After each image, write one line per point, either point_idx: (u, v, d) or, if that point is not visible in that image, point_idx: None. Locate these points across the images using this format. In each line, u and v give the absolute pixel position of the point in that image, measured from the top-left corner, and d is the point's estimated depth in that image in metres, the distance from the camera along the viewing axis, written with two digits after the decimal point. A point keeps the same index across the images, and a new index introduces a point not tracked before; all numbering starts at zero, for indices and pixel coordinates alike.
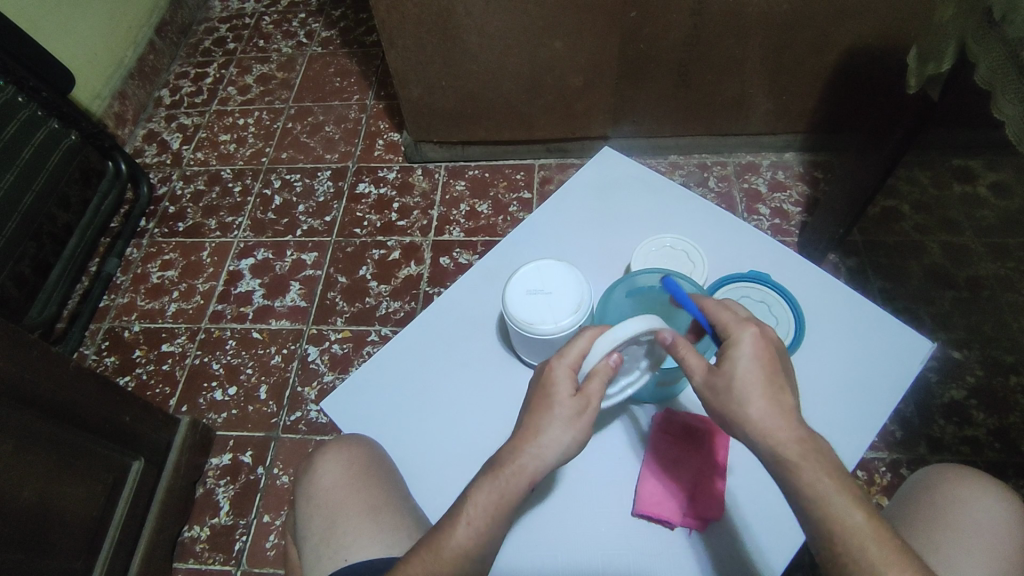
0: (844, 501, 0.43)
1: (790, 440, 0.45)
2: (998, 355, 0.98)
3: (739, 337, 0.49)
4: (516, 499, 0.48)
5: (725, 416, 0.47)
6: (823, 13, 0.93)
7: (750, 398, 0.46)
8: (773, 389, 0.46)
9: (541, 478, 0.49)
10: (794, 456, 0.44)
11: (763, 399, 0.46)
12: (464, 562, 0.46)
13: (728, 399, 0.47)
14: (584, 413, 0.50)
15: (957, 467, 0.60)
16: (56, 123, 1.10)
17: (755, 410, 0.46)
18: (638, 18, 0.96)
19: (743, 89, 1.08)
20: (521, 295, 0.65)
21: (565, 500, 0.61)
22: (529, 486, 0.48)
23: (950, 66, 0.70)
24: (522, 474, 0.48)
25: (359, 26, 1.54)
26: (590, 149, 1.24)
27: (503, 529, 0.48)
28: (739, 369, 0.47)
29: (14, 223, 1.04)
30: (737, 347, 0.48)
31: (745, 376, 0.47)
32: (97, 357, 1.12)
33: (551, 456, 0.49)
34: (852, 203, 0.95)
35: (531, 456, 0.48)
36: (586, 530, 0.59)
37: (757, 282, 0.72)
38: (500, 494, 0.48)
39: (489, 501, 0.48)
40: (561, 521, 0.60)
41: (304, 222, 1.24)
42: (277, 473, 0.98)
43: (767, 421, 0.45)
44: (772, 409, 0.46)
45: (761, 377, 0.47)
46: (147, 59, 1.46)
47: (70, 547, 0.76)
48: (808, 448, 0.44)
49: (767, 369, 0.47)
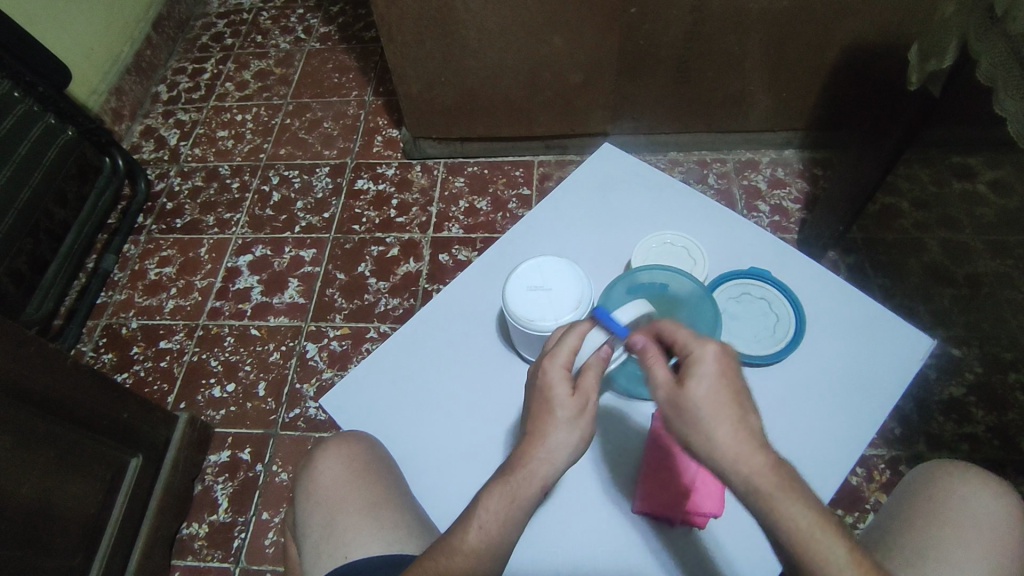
0: (823, 536, 0.41)
1: (758, 470, 0.43)
2: (997, 352, 0.98)
3: (699, 355, 0.47)
4: (529, 502, 0.47)
5: (682, 435, 0.46)
6: (825, 9, 0.93)
7: (709, 417, 0.45)
8: (732, 413, 0.45)
9: (553, 481, 0.49)
10: (767, 492, 0.42)
11: (723, 418, 0.44)
12: (479, 564, 0.46)
13: (695, 421, 0.45)
14: (585, 409, 0.49)
15: (957, 463, 0.59)
16: (53, 117, 1.08)
17: (716, 434, 0.44)
18: (639, 14, 0.95)
19: (743, 85, 1.07)
20: (521, 291, 0.65)
21: (571, 500, 0.61)
22: (541, 491, 0.48)
23: (952, 61, 0.69)
24: (534, 479, 0.47)
25: (358, 21, 1.54)
26: (590, 145, 1.23)
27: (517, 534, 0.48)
28: (699, 387, 0.46)
29: (12, 217, 1.02)
30: (700, 365, 0.47)
31: (703, 397, 0.45)
32: (95, 354, 1.11)
33: (562, 460, 0.48)
34: (852, 200, 0.95)
35: (540, 463, 0.48)
36: (594, 530, 0.60)
37: (757, 279, 0.72)
38: (511, 499, 0.47)
39: (500, 506, 0.47)
40: (569, 522, 0.60)
41: (303, 219, 1.24)
42: (276, 470, 0.97)
43: (730, 443, 0.44)
44: (737, 432, 0.44)
45: (725, 397, 0.45)
46: (143, 55, 1.45)
47: (68, 544, 0.76)
48: (779, 483, 0.42)
49: (727, 388, 0.46)
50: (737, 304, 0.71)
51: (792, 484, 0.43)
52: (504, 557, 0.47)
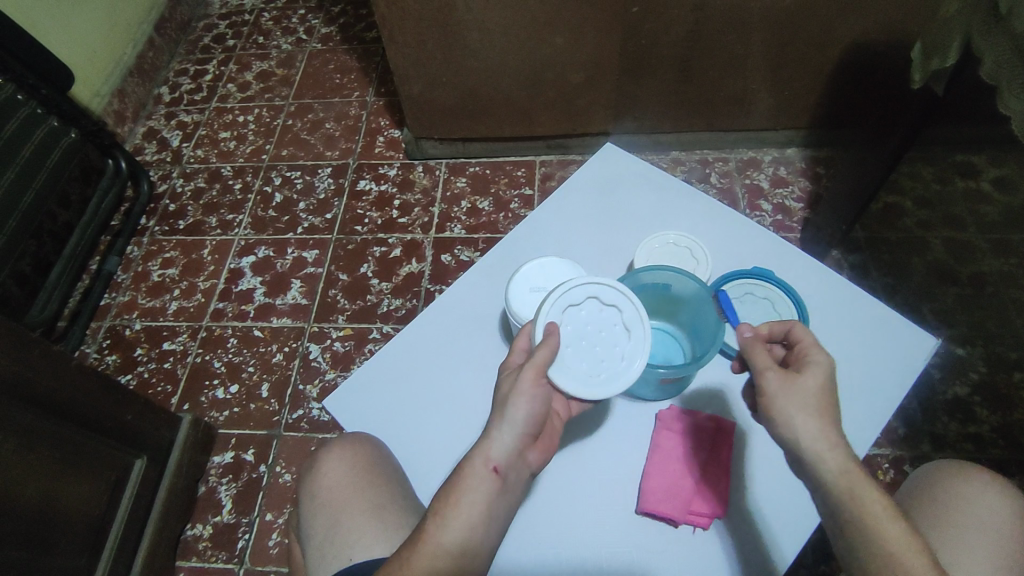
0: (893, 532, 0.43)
1: (841, 463, 0.45)
2: (1001, 351, 0.97)
3: (817, 358, 0.50)
4: (483, 484, 0.48)
5: (785, 415, 0.47)
6: (826, 8, 0.92)
7: (811, 410, 0.47)
8: (833, 417, 0.47)
9: (505, 464, 0.49)
10: (855, 473, 0.45)
11: (822, 413, 0.47)
12: (445, 552, 0.46)
13: (800, 409, 0.47)
14: (522, 373, 0.52)
15: (955, 463, 0.59)
16: (56, 120, 1.08)
17: (820, 425, 0.46)
18: (639, 13, 0.95)
19: (746, 84, 1.07)
20: (523, 291, 0.66)
21: (557, 493, 0.61)
22: (494, 471, 0.49)
23: (955, 60, 0.69)
24: (481, 458, 0.48)
25: (359, 22, 1.54)
26: (592, 145, 1.23)
27: (481, 518, 0.47)
28: (810, 384, 0.48)
29: (14, 222, 1.01)
30: (817, 366, 0.49)
31: (815, 392, 0.48)
32: (99, 355, 1.12)
33: (503, 434, 0.50)
34: (855, 199, 0.94)
35: (484, 443, 0.50)
36: (585, 524, 0.59)
37: (760, 279, 0.71)
38: (461, 482, 0.48)
39: (447, 494, 0.48)
40: (557, 516, 0.60)
41: (305, 219, 1.24)
42: (279, 471, 0.97)
43: (821, 436, 0.46)
44: (826, 429, 0.46)
45: (829, 402, 0.48)
46: (146, 56, 1.45)
47: (74, 546, 0.76)
48: (859, 476, 0.45)
49: (831, 393, 0.48)
50: (741, 304, 0.71)
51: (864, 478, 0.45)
52: (473, 544, 0.47)
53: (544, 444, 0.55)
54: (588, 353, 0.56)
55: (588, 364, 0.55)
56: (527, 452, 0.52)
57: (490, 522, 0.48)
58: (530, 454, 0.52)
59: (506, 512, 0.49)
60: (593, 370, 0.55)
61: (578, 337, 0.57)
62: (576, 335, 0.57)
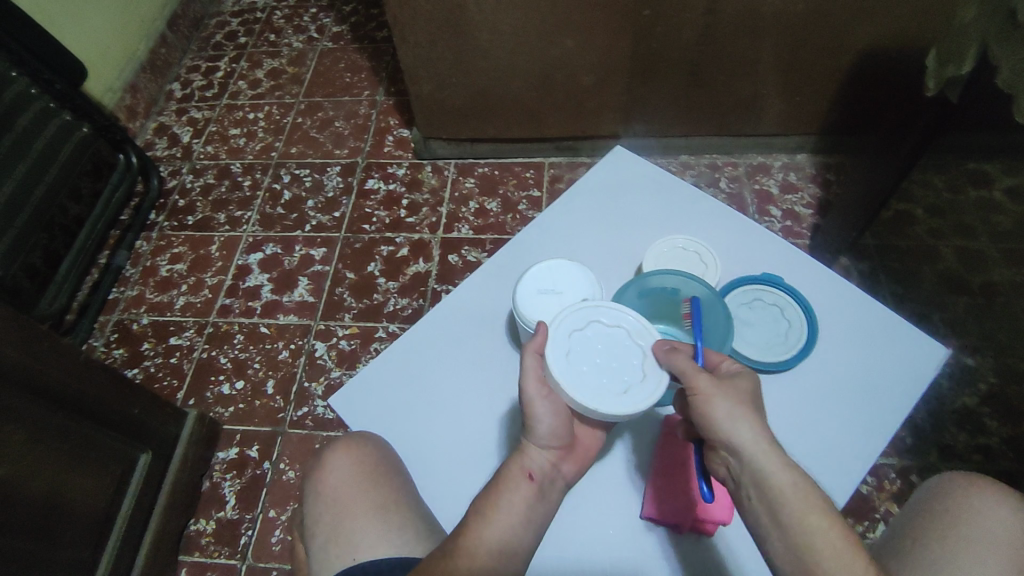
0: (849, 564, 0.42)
1: (783, 462, 0.45)
2: (1011, 362, 0.97)
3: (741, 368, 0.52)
4: (519, 489, 0.49)
5: (722, 410, 0.48)
6: (840, 13, 0.92)
7: (747, 407, 0.48)
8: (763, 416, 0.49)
9: (540, 473, 0.51)
10: (798, 469, 0.45)
11: (752, 411, 0.48)
12: (483, 554, 0.46)
13: (734, 405, 0.48)
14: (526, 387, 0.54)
15: (967, 475, 0.59)
16: (68, 114, 1.09)
17: (755, 419, 0.47)
18: (652, 16, 0.95)
19: (757, 88, 1.07)
20: (531, 294, 0.66)
21: (576, 513, 0.60)
22: (529, 478, 0.50)
23: (970, 68, 0.68)
24: (516, 466, 0.51)
25: (370, 21, 1.54)
26: (601, 147, 1.23)
27: (519, 521, 0.48)
28: (740, 385, 0.50)
29: (24, 217, 1.02)
30: (743, 373, 0.51)
31: (746, 393, 0.49)
32: (106, 349, 1.12)
33: (535, 445, 0.52)
34: (866, 206, 0.94)
35: (520, 456, 0.52)
36: (608, 545, 0.59)
37: (769, 284, 0.71)
38: (497, 488, 0.49)
39: (486, 500, 0.49)
40: (579, 539, 0.59)
41: (313, 218, 1.24)
42: (283, 468, 0.98)
43: (758, 430, 0.47)
44: (760, 421, 0.47)
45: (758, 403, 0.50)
46: (158, 52, 1.46)
47: (78, 539, 0.76)
48: (803, 475, 0.45)
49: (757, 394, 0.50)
50: (748, 309, 0.71)
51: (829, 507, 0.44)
52: (514, 546, 0.47)
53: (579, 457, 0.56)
54: (605, 375, 0.54)
55: (611, 383, 0.53)
56: (561, 466, 0.54)
57: (530, 524, 0.48)
58: (564, 467, 0.54)
59: (543, 521, 0.50)
60: (619, 387, 0.53)
61: (591, 359, 0.55)
62: (590, 358, 0.55)
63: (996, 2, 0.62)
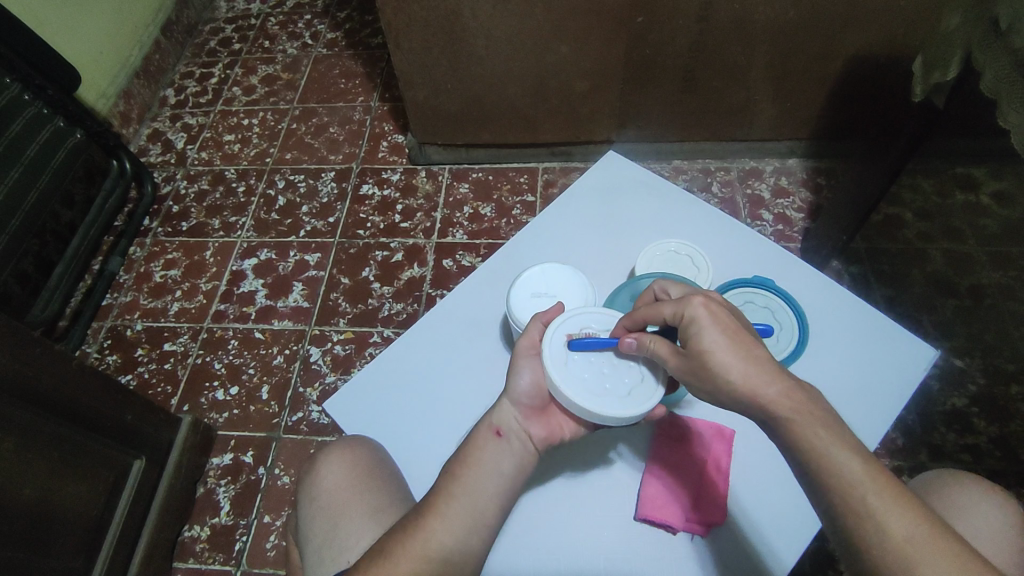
0: (875, 488, 0.42)
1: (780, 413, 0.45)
2: (1000, 363, 0.98)
3: (692, 315, 0.48)
4: (486, 448, 0.52)
5: (708, 395, 0.48)
6: (828, 21, 0.93)
7: (726, 349, 0.46)
8: (742, 359, 0.46)
9: (508, 429, 0.53)
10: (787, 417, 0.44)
11: (734, 348, 0.46)
12: (446, 531, 0.48)
13: (710, 380, 0.47)
14: (521, 344, 0.58)
15: (955, 473, 0.60)
16: (62, 120, 1.09)
17: (731, 380, 0.46)
18: (643, 23, 0.96)
19: (747, 95, 1.08)
20: (525, 297, 0.68)
21: (553, 492, 0.61)
22: (496, 434, 0.53)
23: (956, 73, 0.69)
24: (483, 424, 0.54)
25: (364, 27, 1.55)
26: (594, 152, 1.24)
27: (484, 478, 0.51)
28: (707, 325, 0.47)
29: (16, 223, 1.01)
30: (693, 325, 0.48)
31: (712, 350, 0.47)
32: (100, 355, 1.12)
33: (507, 404, 0.54)
34: (855, 210, 0.95)
35: (491, 413, 0.55)
36: (583, 526, 0.59)
37: (759, 287, 0.71)
38: (468, 448, 0.53)
39: (456, 460, 0.53)
40: (553, 518, 0.59)
41: (307, 223, 1.24)
42: (278, 473, 0.97)
43: (740, 396, 0.46)
44: (739, 379, 0.46)
45: (728, 343, 0.47)
46: (152, 59, 1.46)
47: (71, 546, 0.76)
48: (800, 420, 0.44)
49: (729, 333, 0.47)
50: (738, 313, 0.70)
51: (842, 431, 0.44)
52: (483, 502, 0.50)
53: (554, 421, 0.56)
54: (589, 372, 0.54)
55: (585, 381, 0.54)
56: (531, 425, 0.54)
57: (499, 481, 0.51)
58: (534, 428, 0.55)
59: (514, 477, 0.52)
60: (587, 387, 0.53)
61: (584, 355, 0.56)
62: (585, 355, 0.56)
63: (981, 9, 0.63)
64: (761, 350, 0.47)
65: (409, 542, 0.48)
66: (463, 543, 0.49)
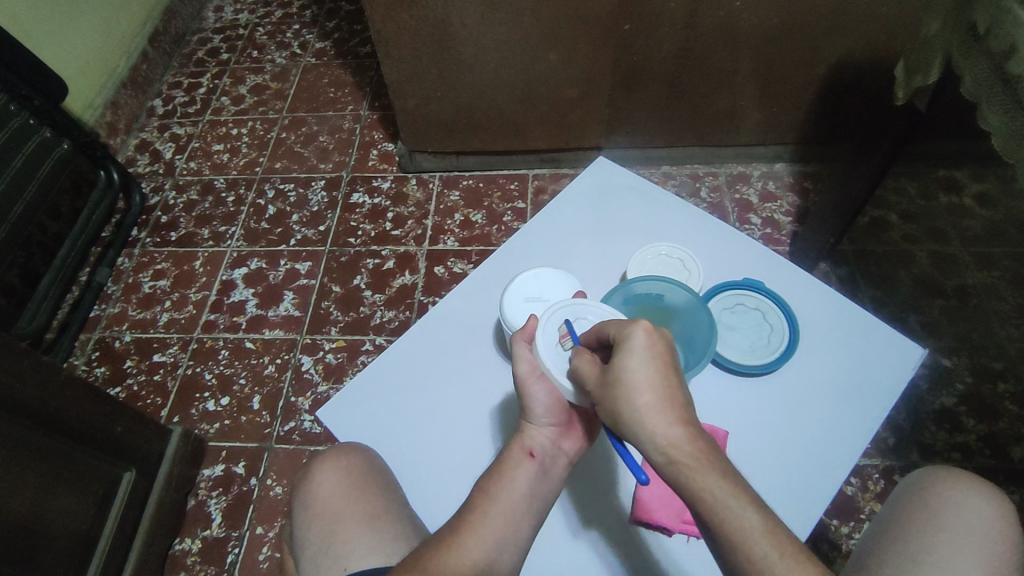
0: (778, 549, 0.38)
1: (679, 451, 0.41)
2: (986, 362, 0.99)
3: (630, 334, 0.45)
4: (519, 467, 0.51)
5: (614, 417, 0.44)
6: (812, 27, 0.95)
7: (646, 377, 0.43)
8: (659, 391, 0.43)
9: (540, 450, 0.53)
10: (681, 462, 0.41)
11: (655, 379, 0.43)
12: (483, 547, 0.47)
13: (618, 404, 0.44)
14: (520, 371, 0.55)
15: (946, 469, 0.60)
16: (49, 131, 1.08)
17: (640, 409, 0.42)
18: (631, 30, 0.97)
19: (734, 101, 1.09)
20: (518, 301, 0.68)
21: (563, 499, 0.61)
22: (530, 455, 0.52)
23: (936, 78, 0.71)
24: (516, 446, 0.53)
25: (353, 37, 1.56)
26: (584, 158, 1.25)
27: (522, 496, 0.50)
28: (638, 347, 0.44)
29: (14, 216, 1.02)
30: (626, 343, 0.45)
31: (633, 372, 0.44)
32: (88, 367, 1.11)
33: (534, 426, 0.54)
34: (842, 212, 0.96)
35: (520, 436, 0.54)
36: (597, 531, 0.60)
37: (750, 289, 0.73)
38: (499, 469, 0.52)
39: (488, 481, 0.51)
40: (572, 522, 0.60)
41: (298, 232, 1.24)
42: (270, 484, 0.97)
43: (643, 425, 0.42)
44: (648, 409, 0.42)
45: (653, 371, 0.43)
46: (139, 69, 1.45)
47: (60, 561, 0.75)
48: (693, 462, 0.41)
49: (659, 361, 0.44)
50: (730, 313, 0.72)
51: (743, 486, 0.41)
52: (517, 518, 0.49)
53: (581, 434, 0.57)
54: None
55: None
56: (562, 442, 0.55)
57: (531, 499, 0.50)
58: (567, 444, 0.55)
59: (546, 497, 0.51)
60: None
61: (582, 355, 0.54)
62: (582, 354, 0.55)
63: (961, 15, 0.64)
64: (684, 389, 0.44)
65: (443, 553, 0.46)
66: (497, 558, 0.47)
